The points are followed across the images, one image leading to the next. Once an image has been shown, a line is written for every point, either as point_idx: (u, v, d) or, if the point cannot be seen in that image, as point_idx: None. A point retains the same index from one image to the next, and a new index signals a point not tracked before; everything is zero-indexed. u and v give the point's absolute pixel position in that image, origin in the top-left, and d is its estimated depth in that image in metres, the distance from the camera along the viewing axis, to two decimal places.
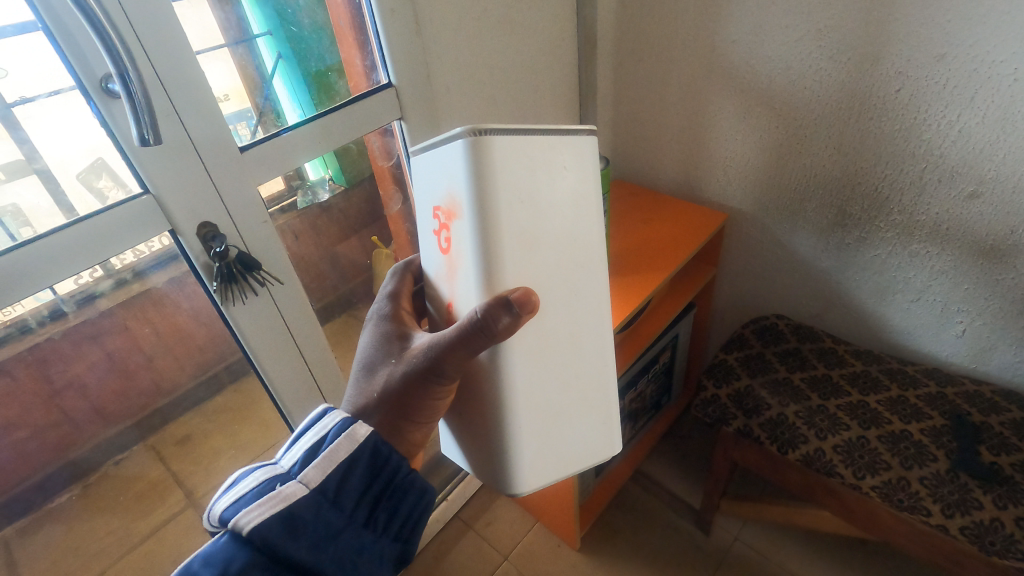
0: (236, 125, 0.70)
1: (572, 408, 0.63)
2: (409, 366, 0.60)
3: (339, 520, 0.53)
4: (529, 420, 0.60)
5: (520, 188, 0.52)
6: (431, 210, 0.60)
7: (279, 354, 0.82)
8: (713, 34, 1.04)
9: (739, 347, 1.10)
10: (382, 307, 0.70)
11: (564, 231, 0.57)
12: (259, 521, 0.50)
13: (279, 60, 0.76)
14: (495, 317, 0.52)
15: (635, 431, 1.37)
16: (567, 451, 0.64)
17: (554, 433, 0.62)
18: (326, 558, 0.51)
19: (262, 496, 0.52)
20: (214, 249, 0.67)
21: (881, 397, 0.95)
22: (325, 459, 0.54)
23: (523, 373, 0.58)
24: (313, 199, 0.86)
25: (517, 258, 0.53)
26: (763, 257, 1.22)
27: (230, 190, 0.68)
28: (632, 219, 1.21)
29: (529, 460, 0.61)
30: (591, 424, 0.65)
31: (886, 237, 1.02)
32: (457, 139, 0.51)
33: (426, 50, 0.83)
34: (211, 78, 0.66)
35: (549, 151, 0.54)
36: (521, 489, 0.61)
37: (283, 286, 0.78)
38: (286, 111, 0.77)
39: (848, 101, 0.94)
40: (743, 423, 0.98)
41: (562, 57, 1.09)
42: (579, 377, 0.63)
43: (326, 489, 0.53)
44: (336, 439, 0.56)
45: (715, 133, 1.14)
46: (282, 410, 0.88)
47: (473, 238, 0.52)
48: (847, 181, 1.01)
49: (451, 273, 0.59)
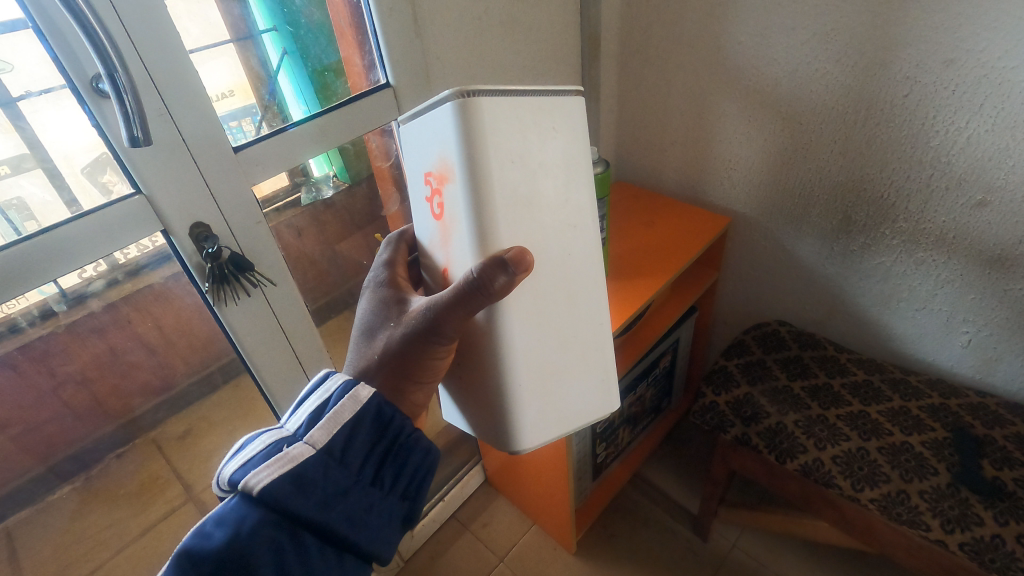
0: (240, 121, 0.71)
1: (569, 367, 0.67)
2: (408, 328, 0.61)
3: (346, 479, 0.53)
4: (529, 382, 0.64)
5: (510, 148, 0.55)
6: (424, 176, 0.62)
7: (274, 353, 0.82)
8: (719, 37, 1.03)
9: (739, 354, 1.08)
10: (378, 274, 0.70)
11: (555, 193, 0.60)
12: (269, 480, 0.50)
13: (284, 56, 0.75)
14: (492, 277, 0.54)
15: (634, 433, 1.36)
16: (567, 409, 0.69)
17: (553, 393, 0.67)
18: (335, 515, 0.51)
19: (269, 458, 0.52)
20: (206, 251, 0.67)
21: (883, 408, 0.93)
22: (330, 421, 0.54)
23: (523, 338, 0.62)
24: (317, 195, 0.87)
25: (510, 214, 0.56)
26: (766, 262, 1.20)
27: (224, 191, 0.67)
28: (634, 222, 1.19)
29: (530, 418, 0.66)
30: (588, 382, 0.70)
31: (892, 244, 1.00)
32: (447, 101, 0.54)
33: (425, 51, 0.82)
34: (208, 77, 0.66)
35: (538, 114, 0.57)
36: (525, 445, 0.66)
37: (277, 288, 0.78)
38: (290, 107, 0.77)
39: (854, 106, 0.93)
40: (741, 431, 0.97)
41: (565, 57, 1.08)
42: (575, 337, 0.67)
43: (333, 449, 0.53)
44: (339, 401, 0.55)
45: (720, 136, 1.12)
46: (276, 409, 0.88)
47: (466, 200, 0.55)
48: (852, 187, 0.99)
49: (445, 237, 0.61)
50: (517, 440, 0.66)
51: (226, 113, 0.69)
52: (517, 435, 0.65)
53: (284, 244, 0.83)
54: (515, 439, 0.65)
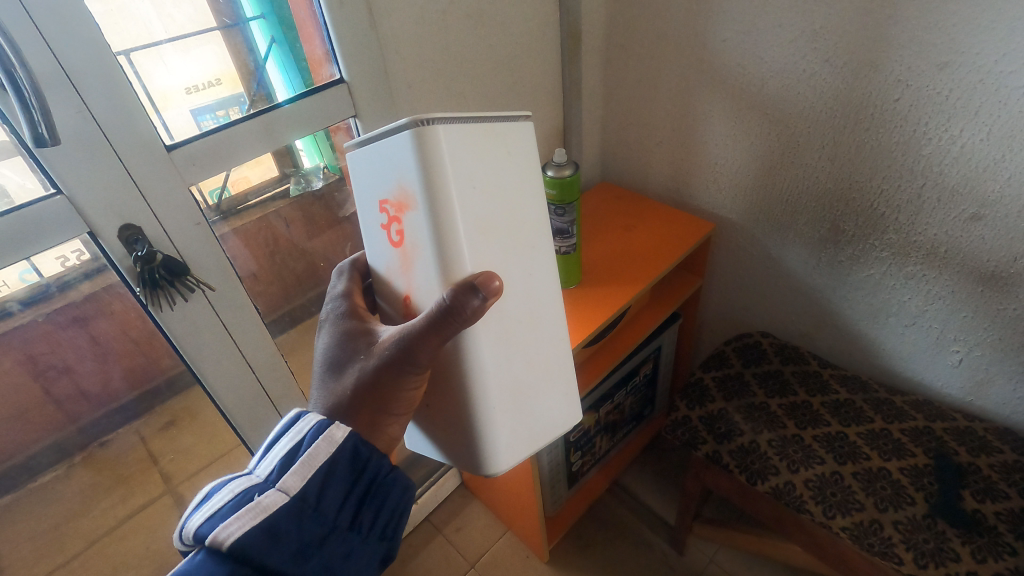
0: (226, 111, 0.72)
1: (535, 384, 0.64)
2: (380, 360, 0.57)
3: (321, 527, 0.52)
4: (501, 403, 0.61)
5: (467, 173, 0.52)
6: (378, 203, 0.58)
7: (222, 358, 0.79)
8: (703, 33, 0.97)
9: (718, 366, 1.04)
10: (335, 306, 0.66)
11: (514, 216, 0.57)
12: (240, 534, 0.47)
13: (272, 45, 0.75)
14: (464, 303, 0.51)
15: (614, 442, 1.32)
16: (534, 423, 0.66)
17: (522, 412, 0.63)
18: (312, 566, 0.50)
19: (240, 509, 0.49)
20: (136, 254, 0.64)
21: (862, 430, 0.89)
22: (304, 465, 0.52)
23: (490, 358, 0.58)
24: (307, 186, 0.87)
25: (471, 240, 0.53)
26: (752, 270, 1.15)
27: (157, 193, 0.64)
28: (614, 225, 1.14)
29: (505, 438, 0.62)
30: (555, 395, 0.68)
31: (880, 257, 0.95)
32: (404, 129, 0.51)
33: (382, 45, 0.78)
34: (192, 65, 0.68)
35: (493, 139, 0.54)
36: (500, 466, 0.63)
37: (221, 293, 0.75)
38: (279, 93, 0.76)
39: (843, 110, 0.87)
40: (712, 449, 0.92)
41: (542, 52, 1.03)
42: (540, 352, 0.65)
43: (308, 495, 0.51)
44: (313, 444, 0.53)
45: (705, 138, 1.07)
46: (229, 415, 0.85)
47: (429, 230, 0.52)
48: (841, 196, 0.94)
49: (408, 266, 0.58)
50: (492, 462, 0.62)
51: (215, 101, 0.71)
52: (491, 456, 0.62)
53: (232, 249, 0.80)
54: (488, 463, 0.62)
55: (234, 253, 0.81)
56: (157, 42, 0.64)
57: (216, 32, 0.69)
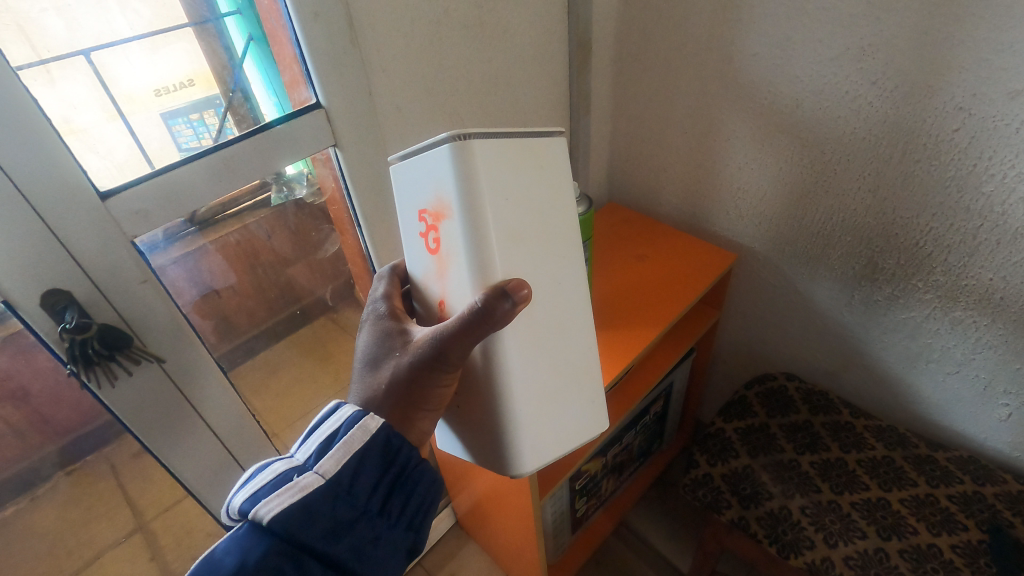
0: (200, 114, 0.63)
1: (562, 389, 0.59)
2: (414, 358, 0.53)
3: (352, 511, 0.50)
4: (527, 398, 0.55)
5: (503, 184, 0.49)
6: (412, 213, 0.55)
7: (181, 425, 0.68)
8: (729, 45, 0.86)
9: (740, 415, 0.94)
10: (376, 305, 0.61)
11: (544, 229, 0.54)
12: (279, 511, 0.47)
13: (251, 42, 0.66)
14: (494, 306, 0.48)
15: (620, 481, 1.23)
16: (560, 426, 0.59)
17: (549, 416, 0.58)
18: (342, 548, 0.49)
19: (279, 487, 0.48)
20: (62, 325, 0.52)
21: (906, 496, 0.80)
22: (340, 450, 0.50)
23: (516, 352, 0.54)
24: (290, 194, 0.75)
25: (504, 253, 0.50)
26: (775, 303, 1.05)
27: (89, 250, 0.53)
28: (625, 252, 1.03)
29: (531, 433, 0.57)
30: (581, 402, 0.62)
31: (925, 299, 0.85)
32: (443, 143, 0.48)
33: (366, 64, 0.67)
34: (155, 68, 0.59)
35: (530, 154, 0.52)
36: (525, 465, 0.57)
37: (177, 356, 0.64)
38: (257, 95, 0.67)
39: (892, 139, 0.77)
40: (738, 514, 0.83)
41: (547, 65, 0.91)
42: (566, 357, 0.59)
43: (342, 478, 0.50)
44: (349, 431, 0.51)
45: (727, 161, 0.96)
46: (190, 485, 0.75)
47: (467, 240, 0.49)
48: (881, 231, 0.84)
49: (440, 275, 0.54)
50: (517, 459, 0.56)
51: (185, 106, 0.62)
52: (515, 453, 0.56)
53: (183, 276, 0.67)
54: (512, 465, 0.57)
55: (176, 288, 0.67)
56: (73, 52, 0.52)
57: (187, 28, 0.61)
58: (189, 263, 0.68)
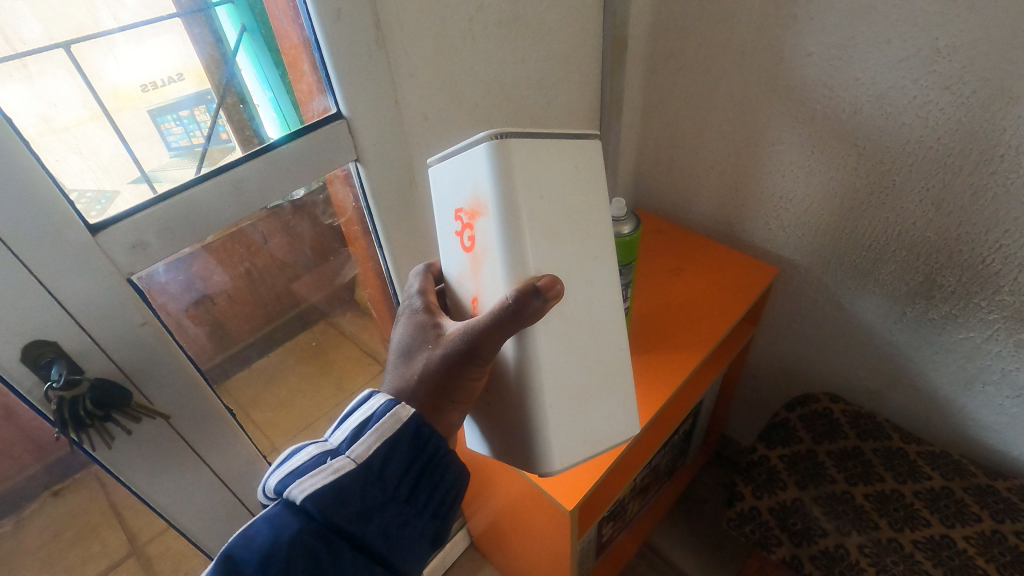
0: (191, 110, 0.55)
1: (595, 384, 0.52)
2: (441, 355, 0.48)
3: (382, 497, 0.46)
4: (557, 391, 0.49)
5: (538, 181, 0.43)
6: (447, 211, 0.50)
7: (183, 474, 0.61)
8: (781, 44, 0.79)
9: (784, 441, 0.89)
10: (410, 299, 0.55)
11: (584, 237, 0.48)
12: (310, 492, 0.43)
13: (244, 34, 0.57)
14: (524, 303, 0.42)
15: (644, 500, 1.16)
16: (592, 423, 0.53)
17: (581, 414, 0.51)
18: (371, 529, 0.45)
19: (311, 469, 0.45)
20: (48, 383, 0.45)
21: (970, 533, 0.74)
22: (374, 434, 0.46)
23: (549, 347, 0.47)
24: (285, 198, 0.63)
25: (535, 252, 0.44)
26: (814, 318, 0.99)
27: (77, 292, 0.45)
28: (658, 266, 0.96)
29: (560, 429, 0.50)
30: (617, 398, 0.54)
31: (987, 319, 0.79)
32: (480, 143, 0.43)
33: (392, 68, 0.59)
34: (144, 64, 0.50)
35: (571, 157, 0.46)
36: (552, 464, 0.50)
37: (178, 401, 0.56)
38: (249, 87, 0.59)
39: (962, 148, 0.70)
40: (790, 553, 0.79)
41: (579, 65, 0.83)
42: (601, 354, 0.52)
43: (373, 464, 0.45)
44: (382, 416, 0.47)
45: (769, 168, 0.89)
46: (192, 536, 0.67)
47: (501, 240, 0.44)
48: (942, 246, 0.78)
49: (475, 275, 0.49)
50: (545, 458, 0.50)
51: (175, 102, 0.53)
52: (542, 452, 0.50)
53: (179, 282, 0.58)
54: (542, 463, 0.51)
55: (168, 293, 0.57)
56: (52, 46, 0.44)
57: (175, 18, 0.51)
58: (184, 271, 0.58)
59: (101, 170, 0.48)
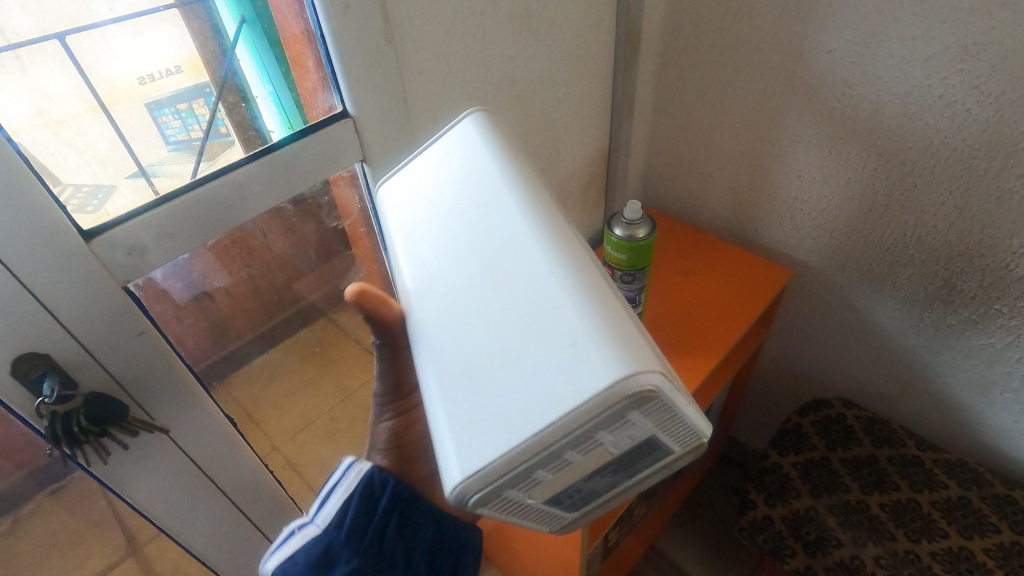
0: (190, 103, 0.52)
1: (495, 342, 0.36)
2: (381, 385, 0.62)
3: (352, 553, 0.53)
4: (446, 381, 0.38)
5: (407, 194, 0.51)
6: None
7: (183, 485, 0.59)
8: (801, 41, 0.76)
9: (796, 447, 0.88)
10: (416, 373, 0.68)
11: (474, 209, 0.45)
12: (282, 559, 0.51)
13: (243, 25, 0.54)
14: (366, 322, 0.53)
15: (650, 504, 1.14)
16: (521, 397, 0.33)
17: (483, 387, 0.36)
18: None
19: (284, 543, 0.53)
20: (40, 398, 0.43)
21: (988, 545, 0.72)
22: (335, 497, 0.56)
23: (427, 323, 0.42)
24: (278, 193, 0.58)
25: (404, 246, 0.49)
26: (827, 321, 0.97)
27: (71, 304, 0.43)
28: (669, 268, 0.94)
29: (455, 410, 0.37)
30: (543, 349, 0.34)
31: (1008, 326, 0.76)
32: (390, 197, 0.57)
33: (400, 65, 0.56)
34: (144, 54, 0.47)
35: (445, 149, 0.50)
36: (449, 468, 0.35)
37: (178, 413, 0.54)
38: (249, 80, 0.56)
39: (990, 150, 0.67)
40: (804, 564, 0.78)
41: (592, 62, 0.81)
42: (499, 301, 0.38)
43: (335, 524, 0.54)
44: (341, 481, 0.57)
45: (785, 168, 0.87)
46: (193, 547, 0.66)
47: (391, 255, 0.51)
48: (964, 250, 0.75)
49: None
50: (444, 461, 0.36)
51: (173, 95, 0.50)
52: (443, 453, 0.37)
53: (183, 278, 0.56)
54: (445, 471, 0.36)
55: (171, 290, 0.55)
56: (46, 38, 0.41)
57: (173, 8, 0.48)
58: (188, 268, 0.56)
59: (98, 164, 0.46)
